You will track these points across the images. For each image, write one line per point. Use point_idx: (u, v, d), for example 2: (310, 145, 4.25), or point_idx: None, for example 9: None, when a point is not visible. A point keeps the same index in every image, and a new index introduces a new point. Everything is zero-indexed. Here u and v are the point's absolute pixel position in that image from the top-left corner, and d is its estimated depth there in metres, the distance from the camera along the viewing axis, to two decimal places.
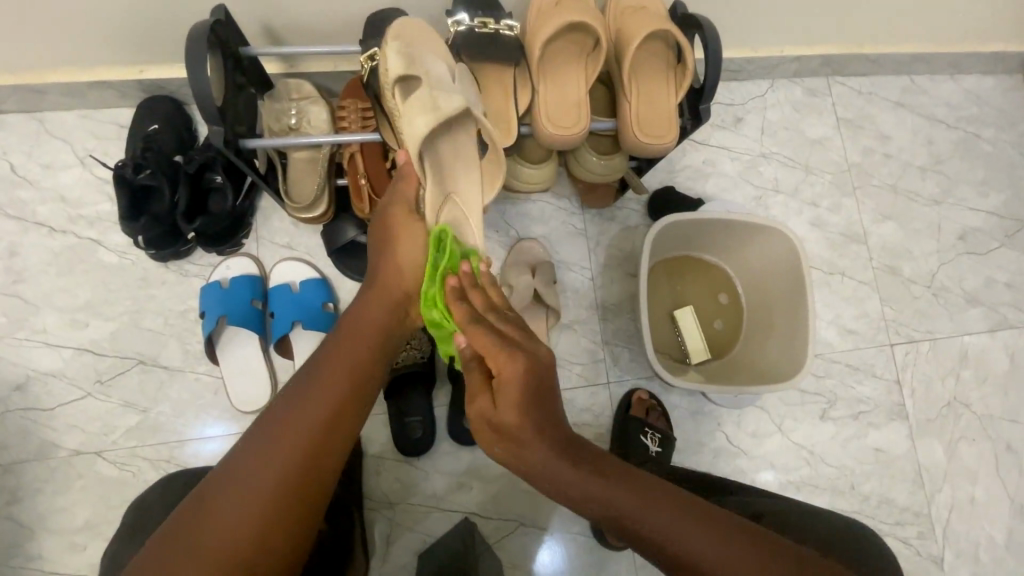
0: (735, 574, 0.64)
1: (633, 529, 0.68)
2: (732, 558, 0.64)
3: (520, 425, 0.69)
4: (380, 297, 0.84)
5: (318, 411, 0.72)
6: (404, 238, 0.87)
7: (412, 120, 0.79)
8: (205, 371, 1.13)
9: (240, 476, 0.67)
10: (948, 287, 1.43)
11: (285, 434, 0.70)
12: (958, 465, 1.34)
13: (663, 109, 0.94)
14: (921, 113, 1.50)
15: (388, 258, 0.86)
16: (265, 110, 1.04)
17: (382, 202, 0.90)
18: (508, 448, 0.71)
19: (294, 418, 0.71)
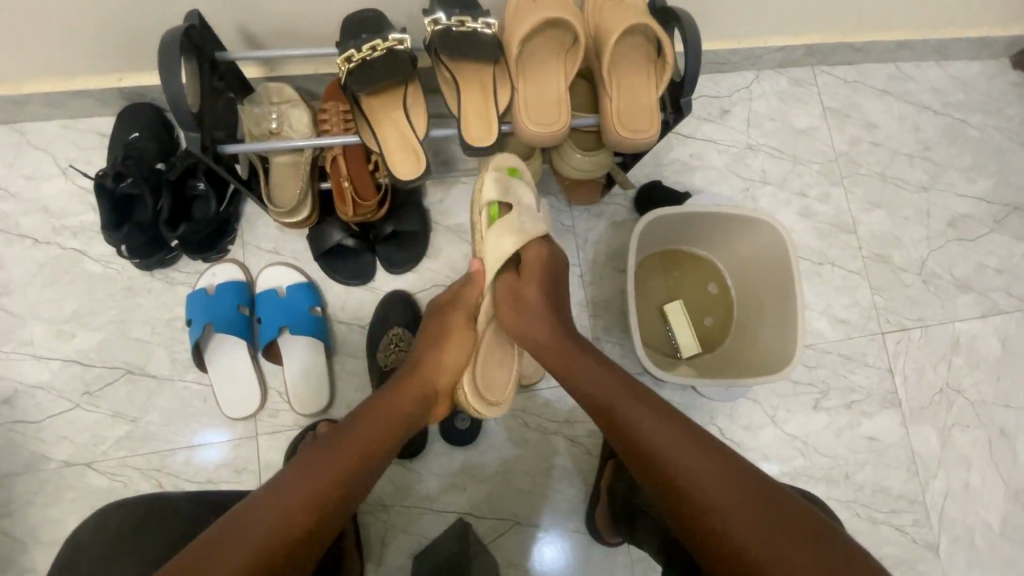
0: (701, 489, 0.66)
1: (622, 420, 0.76)
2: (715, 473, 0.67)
3: (537, 296, 0.94)
4: (411, 388, 0.85)
5: (348, 464, 0.70)
6: (452, 343, 0.94)
7: (500, 239, 0.97)
8: (193, 379, 1.12)
9: (266, 509, 0.63)
10: (938, 274, 1.42)
11: (318, 476, 0.67)
12: (952, 452, 1.34)
13: (644, 104, 0.94)
14: (908, 100, 1.50)
15: (435, 352, 0.92)
16: (245, 115, 1.04)
17: (437, 307, 0.99)
18: (529, 320, 0.93)
19: (327, 463, 0.69)
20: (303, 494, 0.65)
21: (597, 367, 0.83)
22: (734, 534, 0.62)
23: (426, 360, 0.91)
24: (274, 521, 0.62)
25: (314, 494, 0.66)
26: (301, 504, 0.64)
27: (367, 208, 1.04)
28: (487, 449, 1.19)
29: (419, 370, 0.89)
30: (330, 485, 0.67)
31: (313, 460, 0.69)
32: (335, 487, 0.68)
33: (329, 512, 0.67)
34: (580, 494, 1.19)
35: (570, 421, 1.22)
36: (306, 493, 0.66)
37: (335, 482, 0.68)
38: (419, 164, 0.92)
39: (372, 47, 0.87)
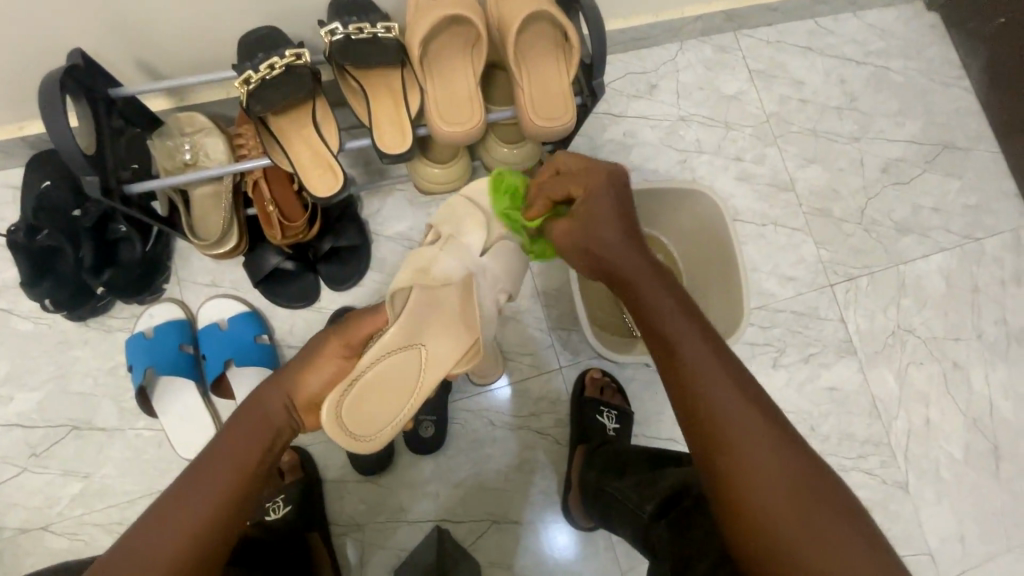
0: (759, 478, 0.63)
1: (686, 366, 0.69)
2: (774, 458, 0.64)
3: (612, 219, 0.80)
4: (272, 406, 0.72)
5: (227, 479, 0.65)
6: (328, 363, 0.77)
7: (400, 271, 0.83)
8: (144, 426, 1.09)
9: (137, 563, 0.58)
10: (879, 221, 1.46)
11: (181, 514, 0.61)
12: (909, 390, 1.38)
13: (556, 93, 0.93)
14: (831, 54, 1.53)
15: (302, 374, 0.76)
16: (157, 150, 1.00)
17: (346, 316, 0.82)
18: (620, 243, 0.79)
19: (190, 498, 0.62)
20: (172, 536, 0.59)
21: (673, 311, 0.73)
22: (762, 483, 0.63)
23: (292, 368, 0.76)
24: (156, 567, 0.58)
25: (183, 533, 0.60)
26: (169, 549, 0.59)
27: (295, 229, 1.02)
28: (455, 453, 1.18)
29: (276, 381, 0.74)
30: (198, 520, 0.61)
31: (178, 497, 0.63)
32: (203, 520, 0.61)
33: (212, 541, 0.61)
34: (553, 484, 1.20)
35: (534, 414, 1.22)
36: (171, 532, 0.60)
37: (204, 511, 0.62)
38: (336, 178, 0.89)
39: (269, 65, 0.85)
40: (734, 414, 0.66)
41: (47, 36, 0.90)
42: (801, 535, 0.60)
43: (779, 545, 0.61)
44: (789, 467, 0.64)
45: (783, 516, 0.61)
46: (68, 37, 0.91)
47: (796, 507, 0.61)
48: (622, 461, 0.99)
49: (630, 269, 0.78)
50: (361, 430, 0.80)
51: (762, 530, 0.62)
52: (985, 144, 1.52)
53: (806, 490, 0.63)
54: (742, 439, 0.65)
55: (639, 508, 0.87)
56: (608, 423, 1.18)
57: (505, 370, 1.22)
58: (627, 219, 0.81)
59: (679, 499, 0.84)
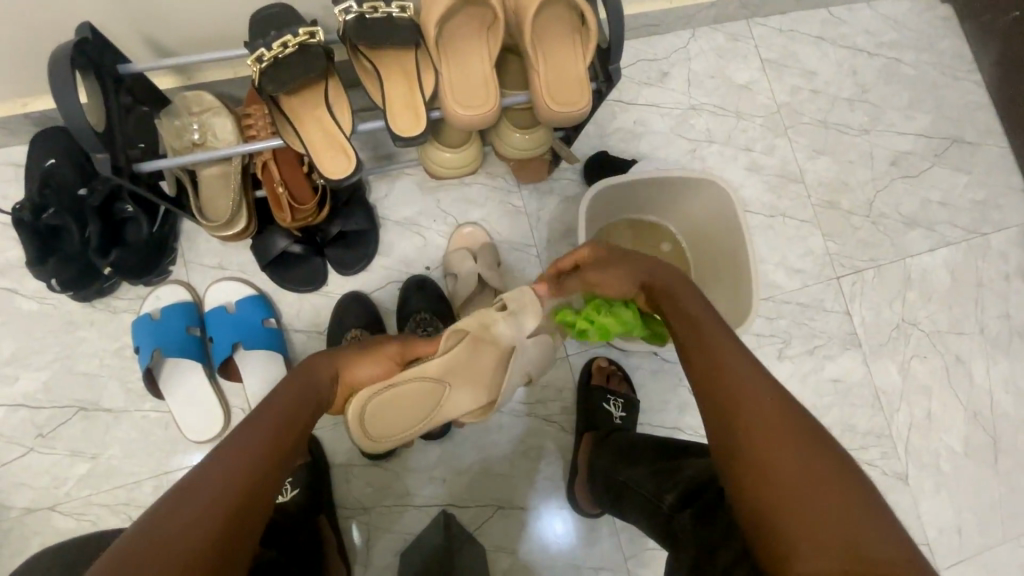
0: (763, 458, 0.62)
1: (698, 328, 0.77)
2: (789, 445, 0.62)
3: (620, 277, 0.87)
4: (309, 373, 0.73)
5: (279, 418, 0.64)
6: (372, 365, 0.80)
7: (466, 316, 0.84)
8: (151, 408, 1.09)
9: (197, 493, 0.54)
10: (886, 214, 1.45)
11: (221, 467, 0.56)
12: (912, 383, 1.39)
13: (572, 77, 0.92)
14: (843, 44, 1.51)
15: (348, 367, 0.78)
16: (164, 129, 0.99)
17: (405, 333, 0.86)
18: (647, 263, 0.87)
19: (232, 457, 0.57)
20: (211, 482, 0.54)
21: (689, 296, 0.82)
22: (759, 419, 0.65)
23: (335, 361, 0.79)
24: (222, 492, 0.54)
25: (219, 487, 0.54)
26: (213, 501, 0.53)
27: (305, 212, 1.01)
28: (461, 439, 1.18)
29: (319, 368, 0.75)
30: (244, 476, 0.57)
31: (217, 461, 0.57)
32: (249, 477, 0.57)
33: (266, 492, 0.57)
34: (559, 471, 1.20)
35: (540, 402, 1.22)
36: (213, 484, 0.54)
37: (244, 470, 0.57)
38: (349, 160, 0.88)
39: (282, 43, 0.83)
40: (752, 403, 0.66)
41: (52, 10, 0.88)
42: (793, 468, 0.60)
43: (771, 474, 0.60)
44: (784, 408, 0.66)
45: (778, 450, 0.62)
46: (74, 11, 0.89)
47: (796, 454, 0.61)
48: (633, 451, 1.00)
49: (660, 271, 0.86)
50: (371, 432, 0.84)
51: (773, 509, 0.59)
52: (994, 138, 1.52)
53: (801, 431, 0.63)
54: (743, 383, 0.68)
55: (657, 499, 0.85)
56: (615, 411, 1.18)
57: None
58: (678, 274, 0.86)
59: (701, 490, 0.80)
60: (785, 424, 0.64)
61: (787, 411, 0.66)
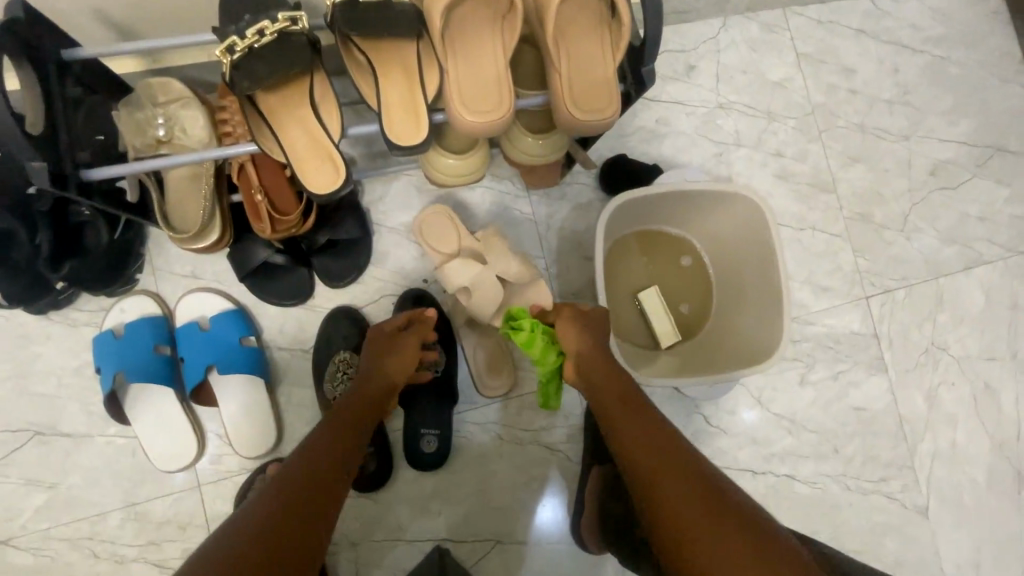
0: (669, 505, 0.63)
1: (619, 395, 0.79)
2: (679, 471, 0.66)
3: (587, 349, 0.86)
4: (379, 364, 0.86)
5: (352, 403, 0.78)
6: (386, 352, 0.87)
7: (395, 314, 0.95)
8: (116, 433, 0.98)
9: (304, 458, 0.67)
10: (922, 229, 1.35)
11: (303, 459, 0.65)
12: (938, 412, 1.31)
13: (599, 79, 0.79)
14: (886, 39, 1.38)
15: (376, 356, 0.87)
16: (125, 123, 0.86)
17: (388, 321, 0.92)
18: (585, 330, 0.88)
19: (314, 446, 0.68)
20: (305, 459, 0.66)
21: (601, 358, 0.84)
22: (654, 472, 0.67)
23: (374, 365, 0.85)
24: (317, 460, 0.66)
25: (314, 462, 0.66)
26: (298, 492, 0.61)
27: (287, 223, 0.88)
28: (458, 468, 1.09)
29: (368, 376, 0.84)
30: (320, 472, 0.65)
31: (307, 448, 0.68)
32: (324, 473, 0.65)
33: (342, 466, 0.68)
34: (563, 503, 1.12)
35: (545, 429, 1.13)
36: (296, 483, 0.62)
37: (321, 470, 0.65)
38: (337, 172, 0.75)
39: (257, 31, 0.70)
40: (643, 448, 0.70)
41: None
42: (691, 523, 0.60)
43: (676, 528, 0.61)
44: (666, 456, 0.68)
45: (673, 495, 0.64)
46: None
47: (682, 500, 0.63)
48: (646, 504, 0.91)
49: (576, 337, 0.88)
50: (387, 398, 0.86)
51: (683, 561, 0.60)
52: None
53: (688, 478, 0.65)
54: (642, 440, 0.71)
55: None
56: None
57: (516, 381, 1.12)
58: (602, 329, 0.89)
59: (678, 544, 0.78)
60: (670, 452, 0.68)
61: (663, 437, 0.71)
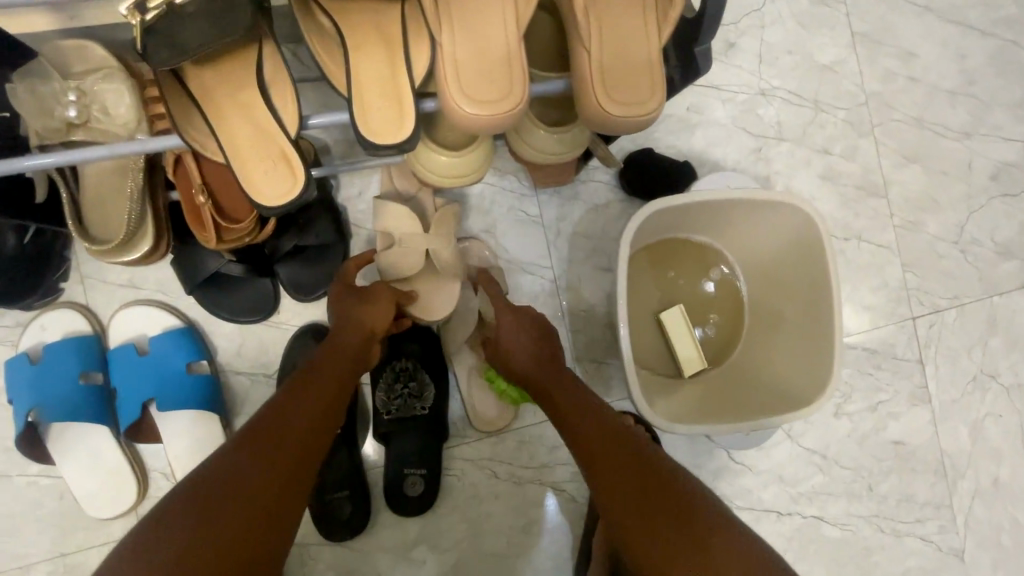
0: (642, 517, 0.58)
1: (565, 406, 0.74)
2: (643, 476, 0.61)
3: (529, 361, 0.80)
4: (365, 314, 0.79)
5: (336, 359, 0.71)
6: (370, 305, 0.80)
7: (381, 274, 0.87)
8: (39, 472, 0.83)
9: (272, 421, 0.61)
10: (978, 241, 1.19)
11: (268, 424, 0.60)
12: (982, 446, 1.18)
13: (639, 59, 0.61)
14: (952, 19, 1.19)
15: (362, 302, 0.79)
16: (24, 101, 0.66)
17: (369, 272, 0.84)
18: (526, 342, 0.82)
19: (291, 407, 0.62)
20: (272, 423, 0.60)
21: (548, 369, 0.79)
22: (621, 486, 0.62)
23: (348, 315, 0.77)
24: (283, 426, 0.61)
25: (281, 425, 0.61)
26: (275, 463, 0.57)
27: (241, 231, 0.71)
28: (447, 511, 0.95)
29: (339, 327, 0.75)
30: (298, 436, 0.60)
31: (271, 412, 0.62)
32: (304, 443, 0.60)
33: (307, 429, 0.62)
34: (566, 550, 0.98)
35: (548, 466, 0.98)
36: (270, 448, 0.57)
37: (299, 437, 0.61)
38: (293, 178, 0.57)
39: None
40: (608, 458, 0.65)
41: None
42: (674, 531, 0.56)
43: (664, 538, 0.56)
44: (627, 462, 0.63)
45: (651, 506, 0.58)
46: None
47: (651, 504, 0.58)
48: None
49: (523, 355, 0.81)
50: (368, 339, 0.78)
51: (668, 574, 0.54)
52: None
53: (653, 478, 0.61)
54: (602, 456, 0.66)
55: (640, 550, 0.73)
56: None
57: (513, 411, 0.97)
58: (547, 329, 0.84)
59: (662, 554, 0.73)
60: (630, 458, 0.64)
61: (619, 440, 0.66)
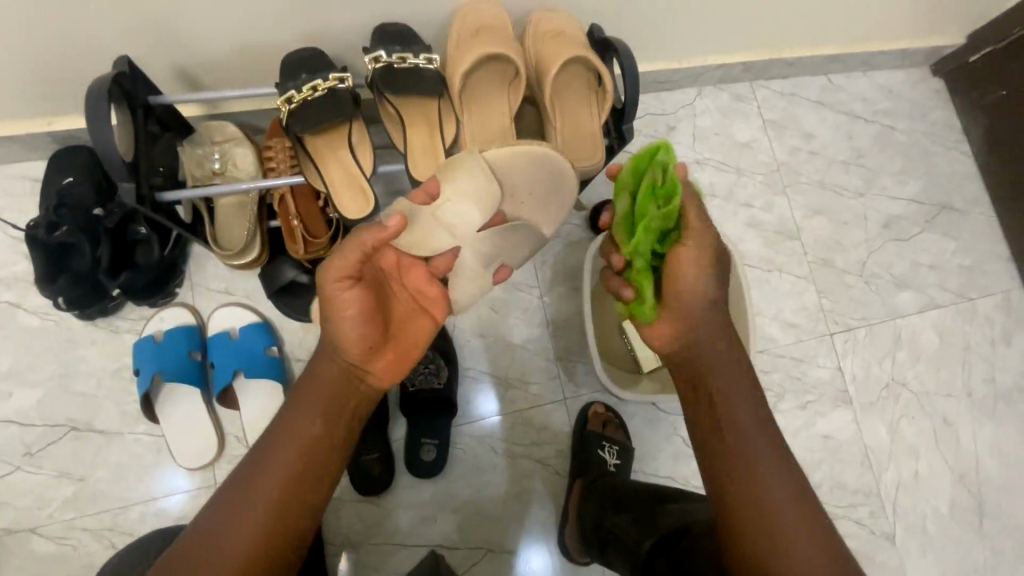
0: (765, 487, 0.71)
1: (706, 368, 0.79)
2: (768, 454, 0.73)
3: (704, 310, 0.79)
4: (334, 341, 0.74)
5: (311, 408, 0.72)
6: (345, 307, 0.72)
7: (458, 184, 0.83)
8: (143, 431, 1.08)
9: (259, 475, 0.69)
10: (878, 274, 1.50)
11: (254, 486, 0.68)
12: (900, 443, 1.41)
13: (586, 134, 0.97)
14: (841, 110, 1.57)
15: (339, 313, 0.72)
16: (186, 158, 1.00)
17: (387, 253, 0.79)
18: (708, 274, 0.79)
19: (269, 468, 0.69)
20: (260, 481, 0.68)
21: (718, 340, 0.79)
22: (748, 459, 0.73)
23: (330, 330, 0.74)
24: (266, 485, 0.68)
25: (267, 479, 0.68)
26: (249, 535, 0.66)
27: (318, 246, 1.02)
28: (454, 477, 1.18)
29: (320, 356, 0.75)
30: (273, 494, 0.68)
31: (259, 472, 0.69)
32: (290, 493, 0.68)
33: (295, 486, 0.69)
34: (551, 515, 1.19)
35: (536, 443, 1.22)
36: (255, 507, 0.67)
37: (279, 487, 0.68)
38: (366, 202, 0.91)
39: (312, 87, 0.87)
40: (737, 429, 0.75)
41: (90, 40, 0.92)
42: (771, 506, 0.70)
43: (758, 507, 0.70)
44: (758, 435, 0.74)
45: (759, 477, 0.72)
46: (110, 41, 0.93)
47: (766, 474, 0.72)
48: (618, 495, 1.02)
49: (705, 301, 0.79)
50: (349, 349, 0.74)
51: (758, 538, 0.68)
52: (982, 207, 1.56)
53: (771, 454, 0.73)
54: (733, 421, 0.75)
55: (637, 543, 0.90)
56: (609, 458, 1.17)
57: (499, 400, 1.22)
58: (723, 267, 0.81)
59: (678, 539, 0.85)
60: (758, 438, 0.74)
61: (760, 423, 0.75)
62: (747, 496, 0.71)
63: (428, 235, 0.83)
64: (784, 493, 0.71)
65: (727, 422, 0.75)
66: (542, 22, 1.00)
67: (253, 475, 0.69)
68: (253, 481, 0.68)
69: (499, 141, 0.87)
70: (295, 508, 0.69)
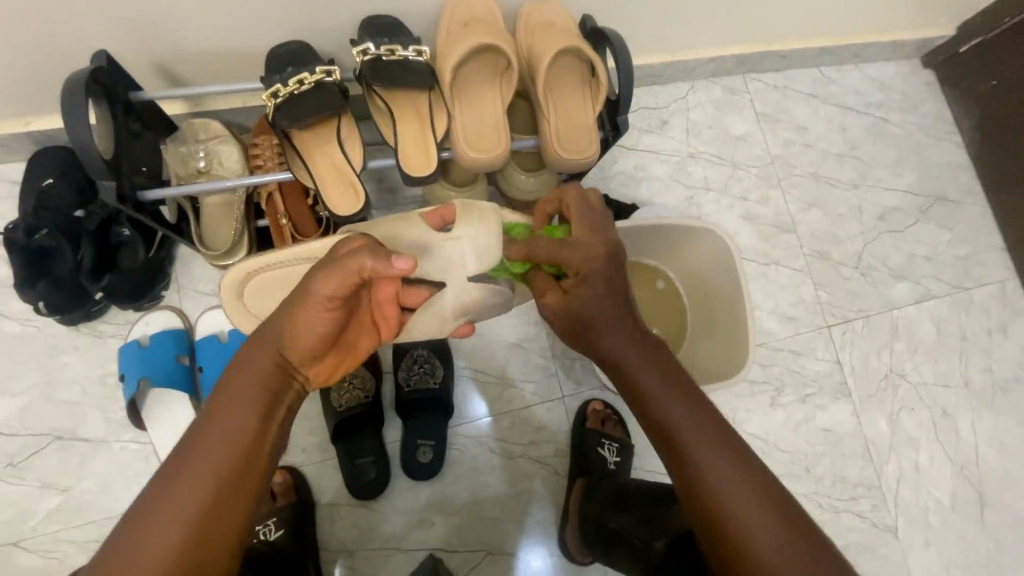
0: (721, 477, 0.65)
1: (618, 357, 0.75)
2: (714, 438, 0.68)
3: (601, 300, 0.76)
4: (277, 340, 0.67)
5: (242, 413, 0.63)
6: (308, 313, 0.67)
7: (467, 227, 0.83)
8: (130, 439, 1.05)
9: (176, 490, 0.58)
10: (875, 266, 1.49)
11: (169, 504, 0.57)
12: (901, 435, 1.40)
13: (581, 126, 0.95)
14: (834, 102, 1.57)
15: (294, 311, 0.67)
16: (171, 157, 1.00)
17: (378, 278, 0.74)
18: (597, 266, 0.76)
19: (188, 481, 0.59)
20: (179, 497, 0.58)
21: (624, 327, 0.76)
22: (697, 453, 0.67)
23: (283, 326, 0.67)
24: (186, 501, 0.58)
25: (188, 494, 0.58)
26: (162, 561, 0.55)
27: (308, 244, 1.00)
28: (452, 480, 1.16)
29: (258, 355, 0.66)
30: (192, 512, 0.58)
31: (174, 488, 0.58)
32: (214, 503, 0.58)
33: (220, 502, 0.59)
34: (551, 516, 1.17)
35: (535, 443, 1.20)
36: (172, 516, 0.57)
37: (199, 501, 0.58)
38: (357, 197, 0.89)
39: (298, 81, 0.84)
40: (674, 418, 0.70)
41: (67, 36, 0.89)
42: (730, 499, 0.64)
43: (717, 504, 0.64)
44: (696, 420, 0.69)
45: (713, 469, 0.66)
46: (89, 37, 0.90)
47: (717, 463, 0.66)
48: (623, 495, 1.00)
49: (596, 290, 0.76)
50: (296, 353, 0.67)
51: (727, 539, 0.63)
52: (975, 197, 1.56)
53: (720, 438, 0.68)
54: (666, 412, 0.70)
55: (647, 544, 0.87)
56: (609, 456, 1.16)
57: (495, 400, 1.20)
58: (618, 274, 0.77)
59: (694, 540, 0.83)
60: (705, 422, 0.69)
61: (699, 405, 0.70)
62: (708, 495, 0.65)
63: (427, 261, 0.83)
64: (749, 480, 0.65)
65: (664, 414, 0.70)
66: (534, 14, 0.98)
67: (167, 490, 0.58)
68: (167, 496, 0.58)
69: (502, 148, 0.91)
70: (218, 529, 0.58)
